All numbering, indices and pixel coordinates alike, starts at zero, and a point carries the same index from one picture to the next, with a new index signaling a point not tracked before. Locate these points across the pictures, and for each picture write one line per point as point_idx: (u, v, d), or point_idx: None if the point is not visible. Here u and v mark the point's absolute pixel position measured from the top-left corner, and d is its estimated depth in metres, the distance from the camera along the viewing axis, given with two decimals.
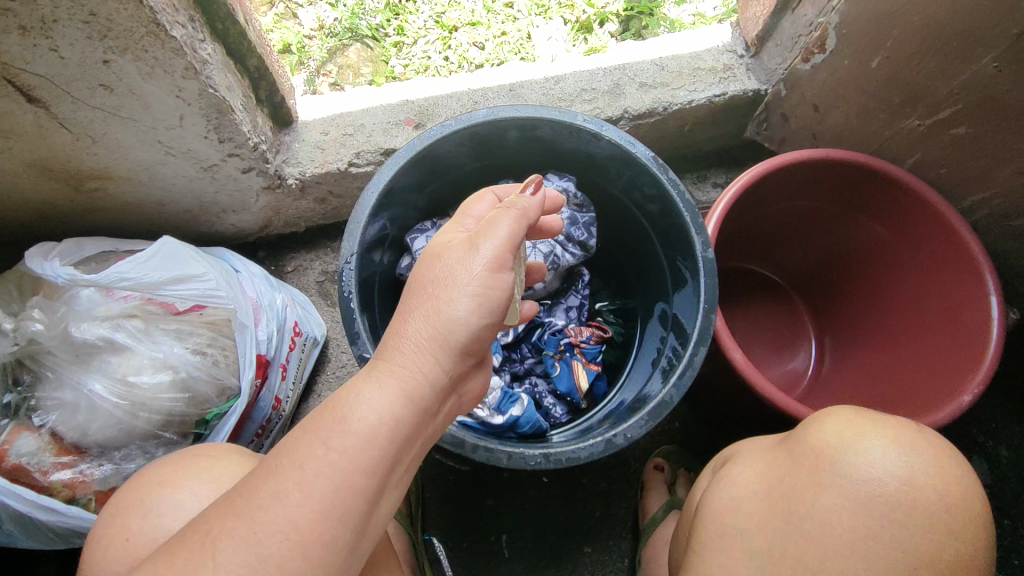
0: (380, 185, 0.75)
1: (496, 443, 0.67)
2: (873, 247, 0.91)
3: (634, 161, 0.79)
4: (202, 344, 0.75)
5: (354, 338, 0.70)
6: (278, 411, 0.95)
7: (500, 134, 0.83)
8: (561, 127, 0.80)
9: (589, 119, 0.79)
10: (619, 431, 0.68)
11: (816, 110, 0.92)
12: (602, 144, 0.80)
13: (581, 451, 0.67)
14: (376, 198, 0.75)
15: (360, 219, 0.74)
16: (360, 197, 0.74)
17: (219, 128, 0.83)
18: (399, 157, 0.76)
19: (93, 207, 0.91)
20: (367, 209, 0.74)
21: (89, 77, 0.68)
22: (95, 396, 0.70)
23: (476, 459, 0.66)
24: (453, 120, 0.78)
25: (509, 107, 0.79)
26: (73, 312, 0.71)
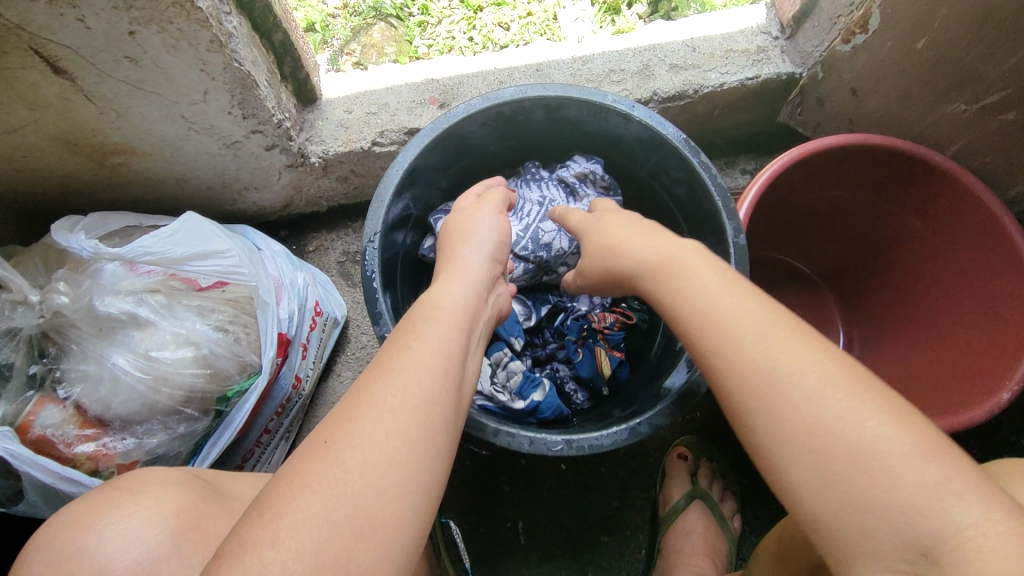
0: (404, 164, 0.74)
1: (518, 428, 0.66)
2: (906, 243, 0.88)
3: (667, 143, 0.77)
4: (224, 321, 0.76)
5: (376, 318, 0.70)
6: (297, 390, 0.97)
7: (525, 115, 0.81)
8: (589, 107, 0.78)
9: (619, 99, 0.76)
10: (643, 419, 0.67)
11: (854, 95, 0.88)
12: (631, 125, 0.79)
13: (605, 438, 0.65)
14: (400, 177, 0.74)
15: (384, 197, 0.73)
16: (384, 175, 0.73)
17: (243, 103, 0.83)
18: (425, 136, 0.75)
19: (117, 181, 0.91)
20: (391, 187, 0.73)
21: (114, 49, 0.68)
22: (118, 370, 0.70)
23: (497, 444, 0.65)
24: (479, 98, 0.76)
25: (536, 86, 0.77)
26: (97, 285, 0.71)
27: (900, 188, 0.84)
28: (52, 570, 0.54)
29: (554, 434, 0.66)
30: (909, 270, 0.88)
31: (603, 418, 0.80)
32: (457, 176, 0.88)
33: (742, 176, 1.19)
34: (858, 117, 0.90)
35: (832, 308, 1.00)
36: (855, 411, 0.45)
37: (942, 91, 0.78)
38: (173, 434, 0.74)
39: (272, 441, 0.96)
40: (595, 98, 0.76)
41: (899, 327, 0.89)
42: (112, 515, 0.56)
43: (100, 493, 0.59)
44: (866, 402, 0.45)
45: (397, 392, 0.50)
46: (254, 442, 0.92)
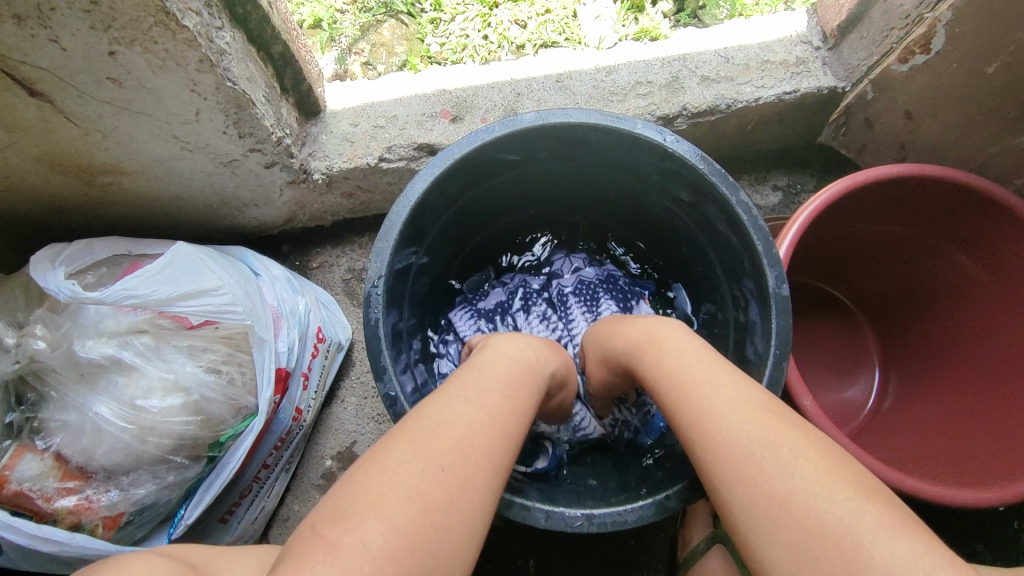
0: (412, 198, 0.68)
1: (534, 500, 0.61)
2: (960, 283, 0.80)
3: (701, 177, 0.70)
4: (217, 361, 0.71)
5: (380, 374, 0.65)
6: (298, 422, 0.91)
7: (547, 140, 0.74)
8: (617, 135, 0.71)
9: (649, 126, 0.69)
10: (671, 492, 0.61)
11: (908, 118, 0.80)
12: (662, 155, 0.72)
13: (629, 515, 0.60)
14: (408, 213, 0.68)
15: (389, 236, 0.67)
16: (390, 212, 0.67)
17: (239, 123, 0.76)
18: (435, 167, 0.68)
19: (108, 201, 0.85)
20: (397, 226, 0.67)
21: (95, 70, 0.61)
22: (100, 419, 0.65)
23: (512, 516, 0.60)
24: (498, 124, 0.70)
25: (559, 110, 0.70)
26: (78, 326, 0.66)
27: (962, 225, 0.76)
28: None
29: (574, 506, 0.62)
30: (963, 310, 0.81)
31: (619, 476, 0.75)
32: (471, 203, 0.82)
33: (774, 193, 1.11)
34: (911, 142, 0.82)
35: (869, 339, 0.92)
36: (825, 483, 0.44)
37: (1011, 120, 0.70)
38: (162, 483, 0.69)
39: (271, 475, 0.91)
40: (623, 126, 0.69)
41: (946, 371, 0.83)
42: None
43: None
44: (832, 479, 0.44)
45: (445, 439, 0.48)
46: (252, 479, 0.87)
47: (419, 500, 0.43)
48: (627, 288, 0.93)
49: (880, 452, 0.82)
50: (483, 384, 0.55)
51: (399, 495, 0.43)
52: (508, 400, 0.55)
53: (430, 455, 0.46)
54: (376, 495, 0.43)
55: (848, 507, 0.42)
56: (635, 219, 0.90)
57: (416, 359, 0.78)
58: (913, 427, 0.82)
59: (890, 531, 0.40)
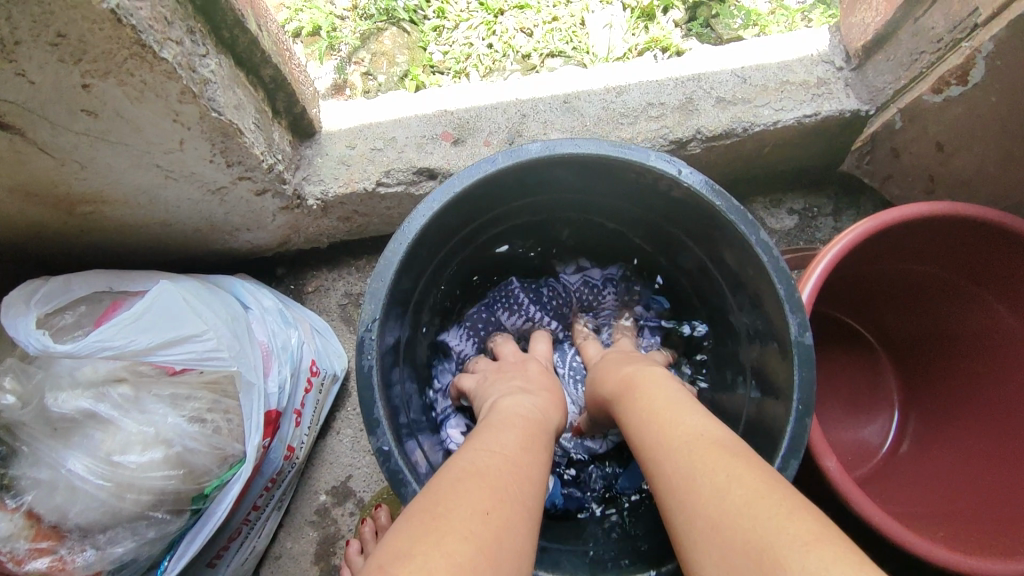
0: (408, 235, 0.63)
1: None
2: (992, 330, 0.75)
3: (719, 215, 0.65)
4: (202, 409, 0.66)
5: (372, 427, 0.59)
6: (290, 460, 0.87)
7: (553, 172, 0.69)
8: (628, 167, 0.66)
9: (663, 159, 0.65)
10: None
11: (939, 150, 0.75)
12: (677, 189, 0.67)
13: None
14: (403, 250, 0.63)
15: (384, 276, 0.62)
16: (385, 251, 0.62)
17: (226, 151, 0.71)
18: (434, 201, 0.63)
19: (90, 229, 0.81)
20: (393, 266, 0.62)
21: (67, 102, 0.56)
22: (75, 477, 0.61)
23: None
24: (502, 154, 0.65)
25: (566, 140, 0.65)
26: (51, 378, 0.61)
27: (997, 270, 0.71)
28: None
29: None
30: (994, 358, 0.76)
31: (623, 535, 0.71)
32: (474, 235, 0.77)
33: (789, 216, 1.06)
34: (941, 175, 0.77)
35: (890, 378, 0.87)
36: (752, 503, 0.45)
37: None
38: (142, 540, 0.65)
39: (262, 515, 0.87)
40: (635, 157, 0.64)
41: (971, 420, 0.78)
42: None
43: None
44: (763, 500, 0.45)
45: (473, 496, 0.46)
46: (241, 522, 0.82)
47: (473, 543, 0.42)
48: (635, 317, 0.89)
49: (897, 502, 0.77)
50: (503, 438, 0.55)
51: (456, 541, 0.42)
52: (527, 450, 0.55)
53: (473, 502, 0.46)
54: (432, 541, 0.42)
55: (772, 524, 0.43)
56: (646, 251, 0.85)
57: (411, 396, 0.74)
58: (935, 477, 0.78)
59: (804, 541, 0.41)
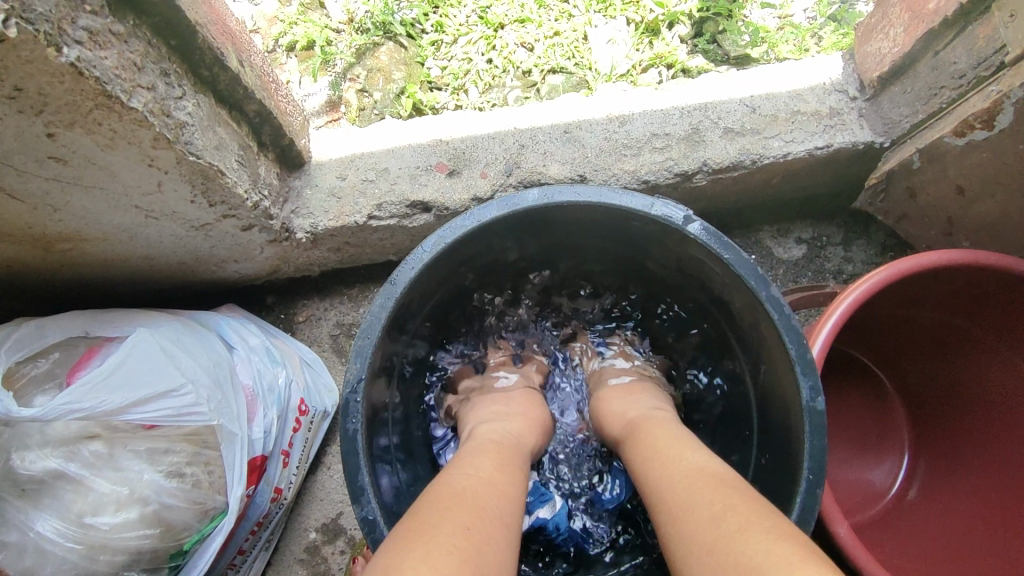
0: (396, 290, 0.60)
1: None
2: (1011, 379, 0.72)
3: (727, 268, 0.62)
4: (181, 463, 0.63)
5: (357, 496, 0.56)
6: (278, 501, 0.84)
7: (551, 219, 0.65)
8: (630, 217, 0.63)
9: (667, 208, 0.61)
10: None
11: (960, 194, 0.71)
12: (681, 239, 0.63)
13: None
14: (391, 307, 0.60)
15: (371, 333, 0.59)
16: (371, 308, 0.59)
17: (207, 191, 0.68)
18: (424, 253, 0.60)
19: (69, 264, 0.78)
20: (380, 323, 0.59)
21: (33, 150, 0.53)
22: (44, 539, 0.58)
23: None
24: (496, 203, 0.61)
25: (564, 188, 0.62)
26: (17, 437, 0.58)
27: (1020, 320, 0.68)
28: None
29: None
30: (1013, 406, 0.72)
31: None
32: (468, 279, 0.74)
33: (798, 247, 1.02)
34: (960, 218, 0.73)
35: (900, 420, 0.83)
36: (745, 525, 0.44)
37: None
38: None
39: (248, 558, 0.84)
40: (638, 207, 0.61)
41: (986, 469, 0.74)
42: None
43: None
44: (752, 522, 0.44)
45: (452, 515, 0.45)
46: (228, 564, 0.80)
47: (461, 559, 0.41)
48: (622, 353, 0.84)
49: (907, 554, 0.73)
50: (481, 466, 0.53)
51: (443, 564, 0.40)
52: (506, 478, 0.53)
53: (455, 519, 0.44)
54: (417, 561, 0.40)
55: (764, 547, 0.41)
56: (647, 295, 0.80)
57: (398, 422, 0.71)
58: (947, 529, 0.74)
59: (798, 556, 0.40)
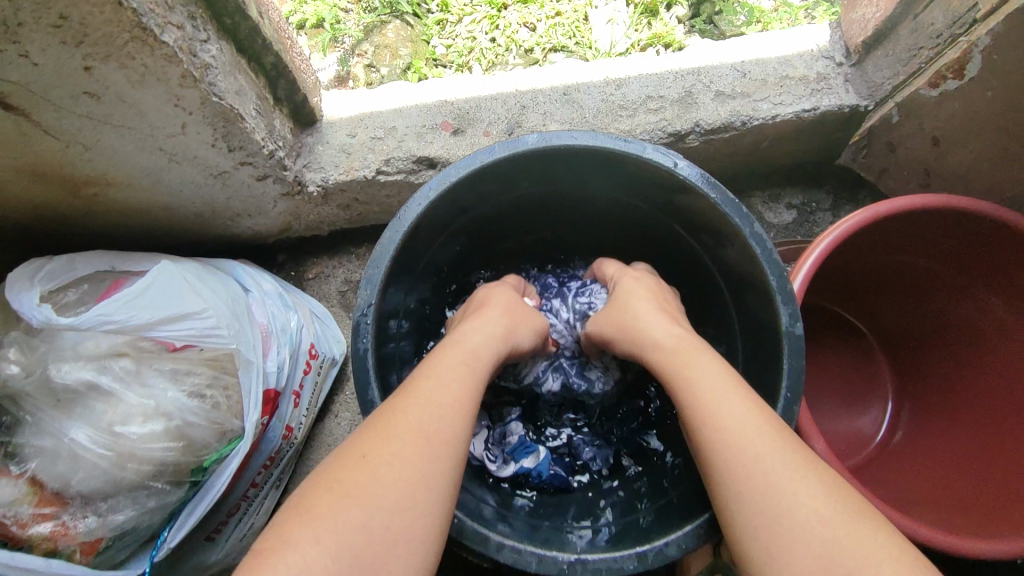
0: (404, 223, 0.64)
1: (523, 542, 0.58)
2: (983, 319, 0.76)
3: (715, 209, 0.66)
4: (201, 385, 0.68)
5: (367, 408, 0.61)
6: (289, 439, 0.88)
7: (550, 162, 0.70)
8: (624, 158, 0.67)
9: (658, 150, 0.65)
10: (671, 539, 0.58)
11: (935, 145, 0.75)
12: (671, 181, 0.67)
13: (625, 563, 0.57)
14: (400, 238, 0.64)
15: (380, 261, 0.63)
16: (381, 238, 0.63)
17: (227, 136, 0.73)
18: (430, 189, 0.65)
19: (95, 211, 0.83)
20: (388, 252, 0.63)
21: (69, 86, 0.57)
22: (77, 446, 0.63)
23: (500, 560, 0.57)
24: (498, 145, 0.66)
25: (562, 132, 0.66)
26: (54, 350, 0.63)
27: (989, 260, 0.72)
28: None
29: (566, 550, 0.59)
30: (989, 347, 0.76)
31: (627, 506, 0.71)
32: (471, 223, 0.78)
33: (787, 211, 1.07)
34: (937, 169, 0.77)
35: (882, 367, 0.88)
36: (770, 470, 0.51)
37: None
38: (142, 508, 0.67)
39: (260, 493, 0.88)
40: (631, 149, 0.65)
41: (962, 407, 0.78)
42: None
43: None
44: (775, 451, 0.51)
45: (426, 421, 0.54)
46: (241, 497, 0.85)
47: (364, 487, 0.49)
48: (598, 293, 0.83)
49: (889, 490, 0.78)
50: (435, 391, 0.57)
51: (335, 518, 0.47)
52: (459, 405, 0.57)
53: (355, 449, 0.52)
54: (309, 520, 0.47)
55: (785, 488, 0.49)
56: (645, 243, 0.85)
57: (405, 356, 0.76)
58: (926, 464, 0.79)
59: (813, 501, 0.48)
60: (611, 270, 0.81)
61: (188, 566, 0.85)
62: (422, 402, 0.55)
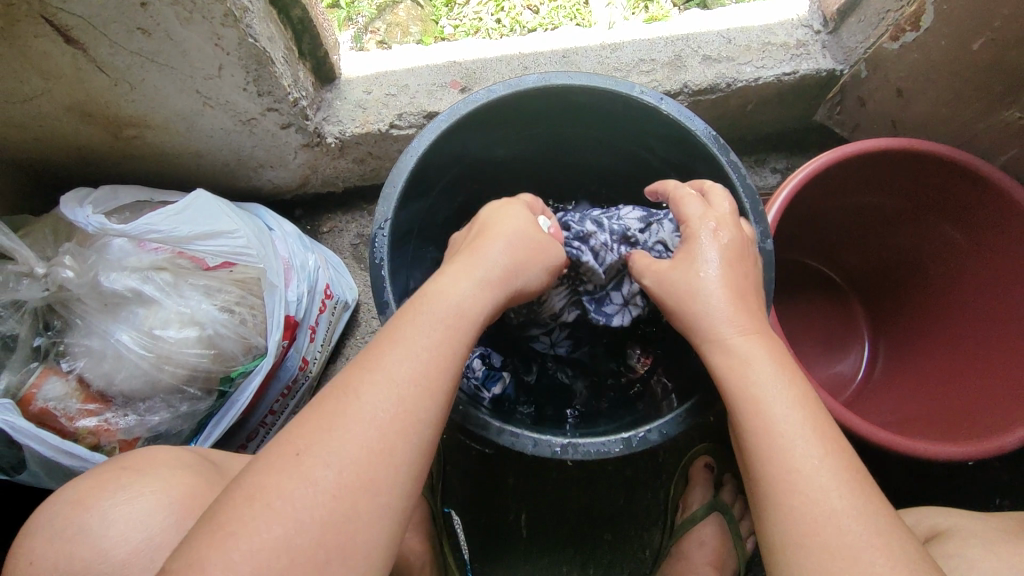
0: (419, 149, 0.72)
1: (521, 429, 0.68)
2: (945, 256, 0.84)
3: (699, 143, 0.73)
4: (231, 301, 0.75)
5: (382, 309, 0.69)
6: (305, 371, 0.95)
7: (549, 101, 0.78)
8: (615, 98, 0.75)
9: (646, 90, 0.73)
10: (654, 428, 0.67)
11: (899, 96, 0.85)
12: (657, 119, 0.75)
13: (611, 446, 0.67)
14: (415, 162, 0.72)
15: (396, 183, 0.71)
16: (398, 160, 0.71)
17: (258, 80, 0.81)
18: (442, 121, 0.72)
19: (132, 153, 0.90)
20: (404, 172, 0.71)
21: (126, 20, 0.66)
22: (121, 346, 0.70)
23: (500, 443, 0.68)
24: (501, 84, 0.74)
25: (561, 74, 0.74)
26: (104, 260, 0.71)
27: (947, 200, 0.80)
28: (56, 548, 0.56)
29: (557, 437, 0.68)
30: (949, 284, 0.84)
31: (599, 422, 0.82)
32: (477, 158, 0.87)
33: (772, 174, 1.14)
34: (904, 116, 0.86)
35: (857, 314, 0.95)
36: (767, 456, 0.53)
37: (998, 97, 0.75)
38: (176, 412, 0.74)
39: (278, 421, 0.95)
40: (621, 89, 0.73)
41: (930, 340, 0.86)
42: (118, 495, 0.58)
43: (107, 472, 0.60)
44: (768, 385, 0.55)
45: (422, 340, 0.53)
46: (259, 422, 0.91)
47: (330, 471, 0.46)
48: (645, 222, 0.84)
49: (867, 420, 0.84)
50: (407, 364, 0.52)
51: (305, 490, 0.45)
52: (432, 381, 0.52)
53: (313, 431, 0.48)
54: (263, 492, 0.45)
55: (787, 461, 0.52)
56: (637, 183, 0.94)
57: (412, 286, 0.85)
58: (900, 395, 0.85)
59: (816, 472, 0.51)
60: (692, 209, 0.66)
61: None
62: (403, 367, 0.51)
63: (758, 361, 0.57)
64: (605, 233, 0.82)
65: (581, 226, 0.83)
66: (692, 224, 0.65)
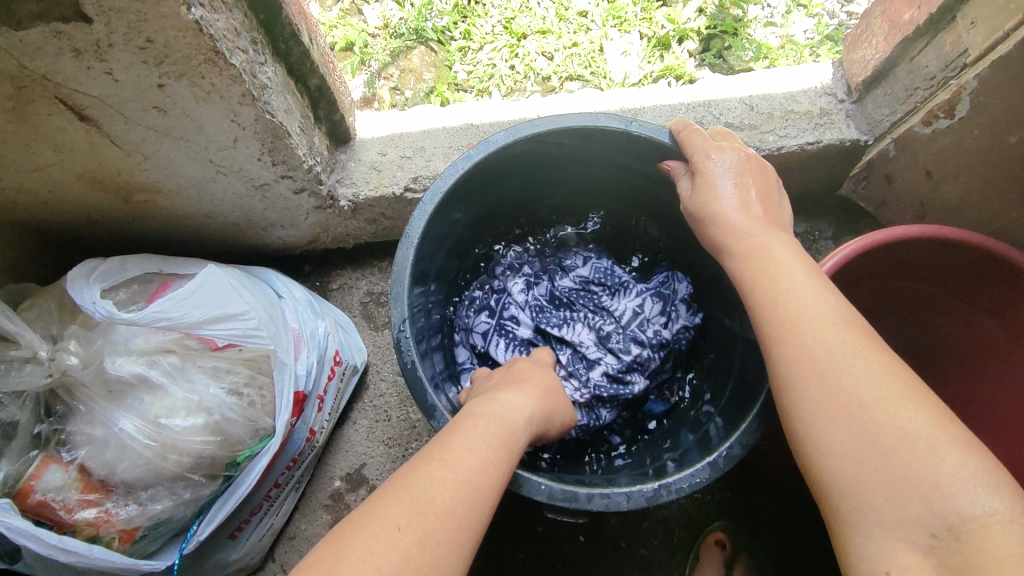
0: (412, 240, 0.72)
1: (611, 487, 0.66)
2: (973, 343, 0.81)
3: (670, 151, 0.75)
4: (239, 383, 0.72)
5: (431, 413, 0.68)
6: (312, 442, 0.92)
7: (533, 147, 0.78)
8: (583, 132, 0.76)
9: (613, 118, 0.74)
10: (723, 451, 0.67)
11: (929, 177, 0.88)
12: (629, 141, 0.76)
13: (700, 475, 0.66)
14: (412, 256, 0.72)
15: (402, 279, 0.71)
16: (396, 258, 0.71)
17: (273, 151, 0.79)
18: (424, 207, 0.72)
19: (142, 216, 0.88)
20: (406, 270, 0.71)
21: (143, 100, 0.64)
22: (125, 435, 0.67)
23: (594, 508, 0.65)
24: (473, 149, 0.74)
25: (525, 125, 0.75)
26: (110, 343, 0.69)
27: (981, 289, 0.78)
28: None
29: (644, 482, 0.67)
30: (988, 381, 0.81)
31: (687, 433, 0.85)
32: (480, 207, 0.88)
33: None
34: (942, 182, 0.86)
35: None
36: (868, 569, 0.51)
37: None
38: (178, 500, 0.71)
39: (282, 493, 0.92)
40: (582, 121, 0.74)
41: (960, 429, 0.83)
42: None
43: None
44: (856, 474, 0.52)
45: (467, 454, 0.55)
46: (263, 497, 0.87)
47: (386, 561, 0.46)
48: (671, 302, 0.91)
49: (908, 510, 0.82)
50: (465, 462, 0.54)
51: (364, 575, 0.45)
52: (483, 479, 0.54)
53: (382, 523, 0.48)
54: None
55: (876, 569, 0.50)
56: (633, 212, 0.95)
57: (434, 348, 0.85)
58: None
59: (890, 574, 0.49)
60: (695, 144, 0.70)
61: (210, 563, 0.88)
62: (446, 469, 0.53)
63: (765, 244, 0.64)
64: (648, 350, 0.88)
65: (626, 351, 0.88)
66: (696, 160, 0.70)
